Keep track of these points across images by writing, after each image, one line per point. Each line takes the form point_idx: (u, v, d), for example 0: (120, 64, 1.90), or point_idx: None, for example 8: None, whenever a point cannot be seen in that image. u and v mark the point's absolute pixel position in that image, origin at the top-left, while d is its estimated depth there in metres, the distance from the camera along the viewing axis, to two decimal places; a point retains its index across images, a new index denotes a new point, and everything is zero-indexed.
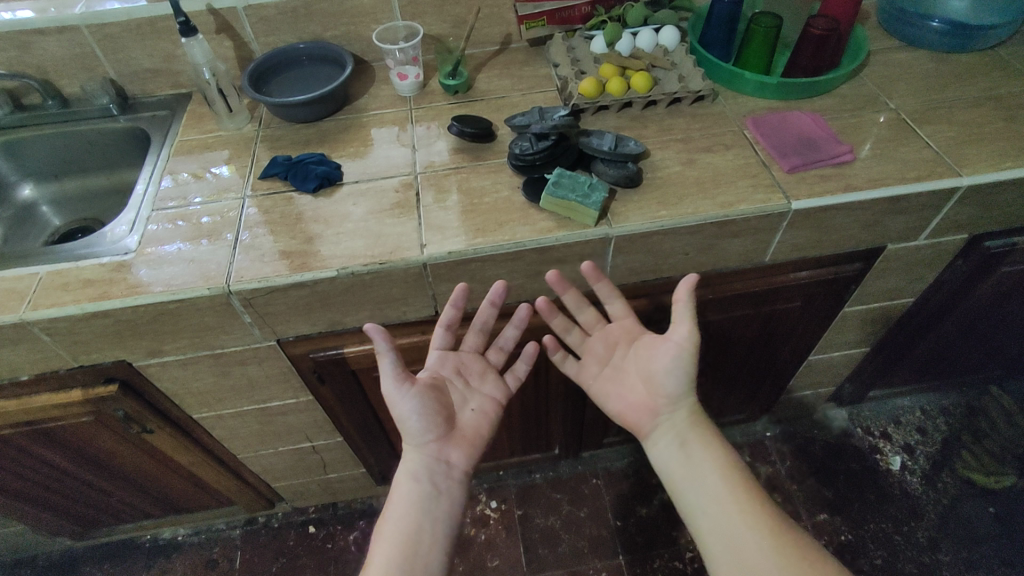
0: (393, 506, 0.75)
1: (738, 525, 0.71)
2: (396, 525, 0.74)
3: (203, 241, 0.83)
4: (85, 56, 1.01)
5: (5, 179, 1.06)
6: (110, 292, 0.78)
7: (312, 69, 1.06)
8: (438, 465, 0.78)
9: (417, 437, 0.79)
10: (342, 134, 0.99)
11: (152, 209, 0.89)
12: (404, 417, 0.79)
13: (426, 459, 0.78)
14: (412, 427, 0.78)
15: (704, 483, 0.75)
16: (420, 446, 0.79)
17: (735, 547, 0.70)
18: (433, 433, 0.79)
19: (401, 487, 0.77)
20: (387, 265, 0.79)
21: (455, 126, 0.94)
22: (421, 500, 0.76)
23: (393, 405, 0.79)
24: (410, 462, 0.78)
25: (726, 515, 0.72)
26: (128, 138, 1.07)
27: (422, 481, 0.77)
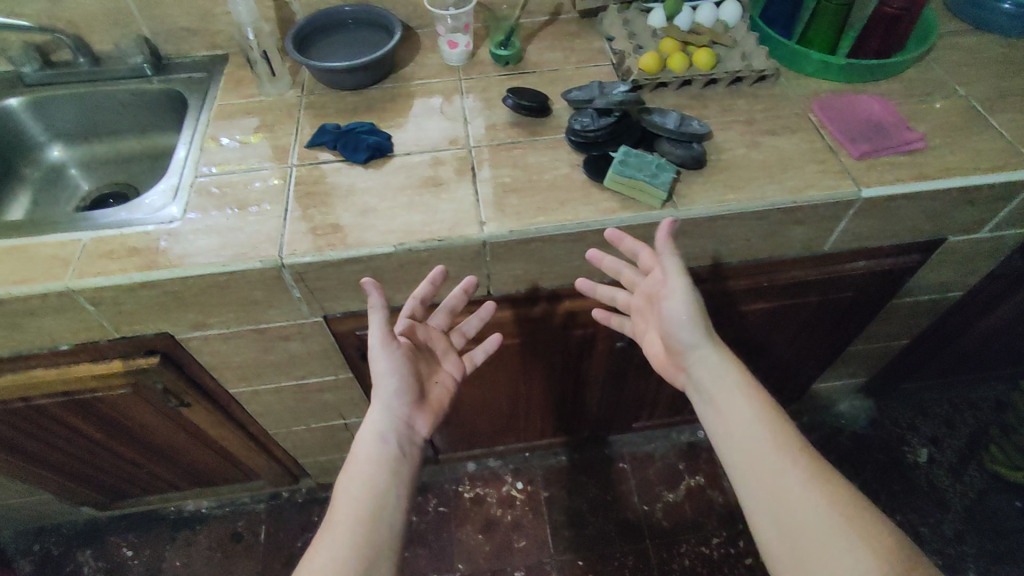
0: (355, 465, 0.70)
1: (784, 475, 0.66)
2: (359, 484, 0.68)
3: (251, 210, 0.80)
4: (119, 12, 0.96)
5: (33, 140, 1.01)
6: (158, 262, 0.75)
7: (356, 34, 1.01)
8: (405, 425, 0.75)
9: (391, 395, 0.75)
10: (389, 103, 0.95)
11: (194, 175, 0.85)
12: (383, 374, 0.75)
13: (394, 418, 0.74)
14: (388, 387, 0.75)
15: (746, 435, 0.70)
16: (388, 405, 0.75)
17: (783, 499, 0.65)
18: (404, 393, 0.75)
19: (364, 443, 0.72)
20: (445, 242, 0.76)
21: (511, 102, 0.90)
22: (388, 457, 0.71)
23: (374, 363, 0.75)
24: (376, 411, 0.74)
25: (771, 466, 0.67)
26: (162, 99, 1.02)
27: (388, 439, 0.72)
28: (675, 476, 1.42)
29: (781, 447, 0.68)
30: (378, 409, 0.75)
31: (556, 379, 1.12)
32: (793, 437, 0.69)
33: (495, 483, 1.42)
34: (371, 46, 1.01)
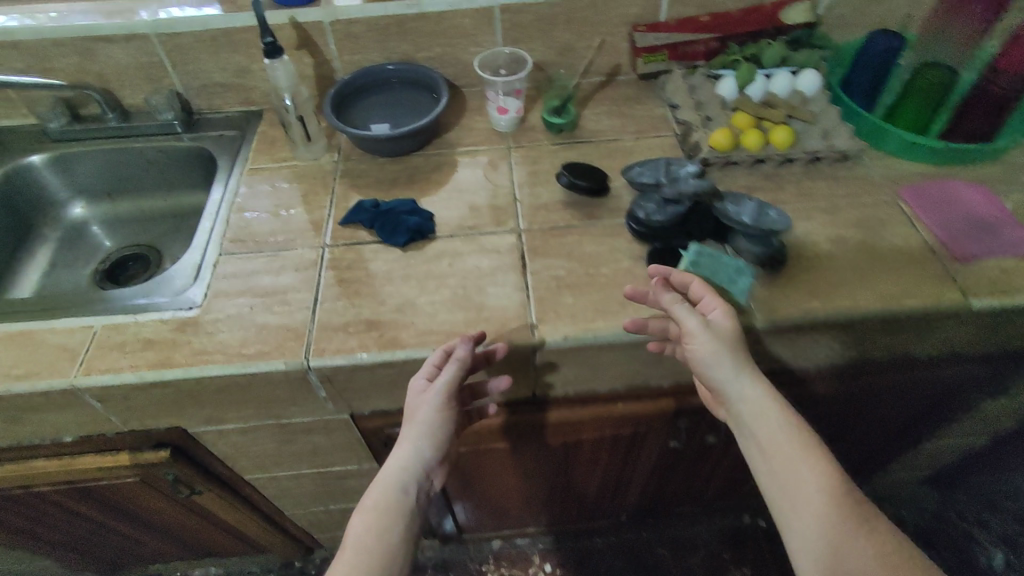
0: (370, 512, 0.61)
1: (785, 467, 0.60)
2: (369, 534, 0.60)
3: (277, 299, 0.72)
4: (151, 67, 0.91)
5: (54, 197, 0.96)
6: (173, 358, 0.68)
7: (400, 94, 0.95)
8: (424, 475, 0.65)
9: (421, 446, 0.65)
10: (432, 173, 0.87)
11: (218, 252, 0.78)
12: (421, 421, 0.65)
13: (417, 469, 0.64)
14: (419, 441, 0.65)
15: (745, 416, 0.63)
16: (416, 453, 0.65)
17: (786, 493, 0.60)
18: (431, 442, 0.66)
19: (381, 490, 0.63)
20: (490, 345, 0.68)
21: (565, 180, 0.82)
22: (407, 507, 0.62)
23: (416, 408, 0.65)
24: (400, 453, 0.65)
25: (774, 456, 0.61)
26: (191, 158, 0.96)
27: (410, 491, 0.63)
28: (719, 566, 1.30)
29: (780, 433, 0.61)
30: (402, 455, 0.64)
31: (599, 472, 1.02)
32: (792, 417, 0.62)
33: (522, 564, 1.31)
34: (414, 112, 0.94)
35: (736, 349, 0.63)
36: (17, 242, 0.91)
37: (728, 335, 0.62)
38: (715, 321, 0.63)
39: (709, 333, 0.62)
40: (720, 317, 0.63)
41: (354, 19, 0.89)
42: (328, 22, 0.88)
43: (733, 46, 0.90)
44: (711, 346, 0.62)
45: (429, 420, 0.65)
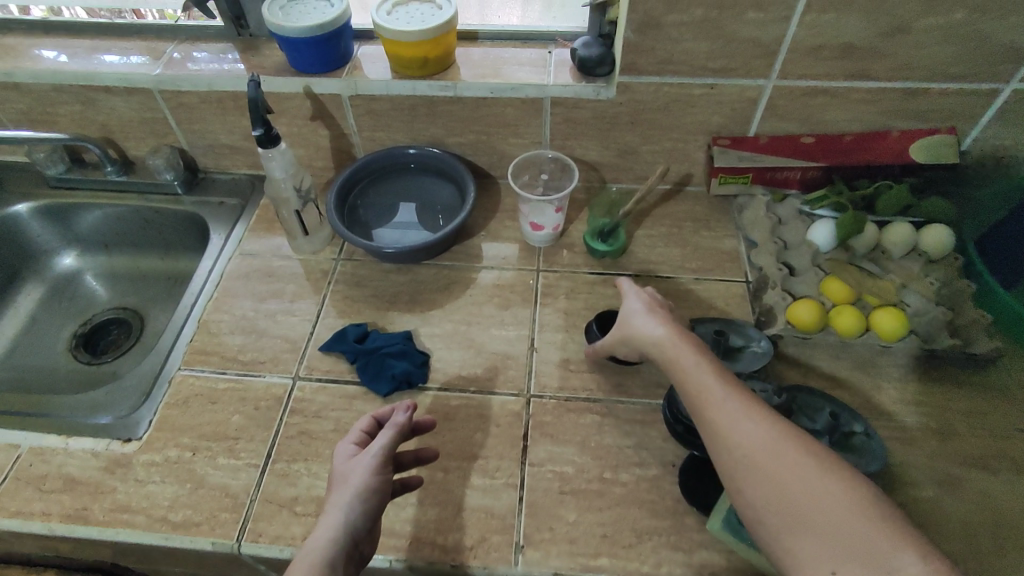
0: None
1: (751, 436, 0.45)
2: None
3: (224, 447, 0.61)
4: (154, 121, 0.83)
5: (44, 247, 0.90)
6: (90, 510, 0.57)
7: (421, 181, 0.82)
8: (354, 546, 0.47)
9: (351, 505, 0.47)
10: (442, 292, 0.73)
11: (177, 364, 0.67)
12: (356, 487, 0.48)
13: (348, 539, 0.46)
14: (347, 497, 0.48)
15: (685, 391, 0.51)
16: (347, 525, 0.47)
17: (762, 478, 0.44)
18: (370, 510, 0.48)
19: (306, 565, 0.44)
20: (459, 564, 0.53)
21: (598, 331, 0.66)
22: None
23: (348, 476, 0.49)
24: (329, 525, 0.46)
25: (728, 435, 0.46)
26: (188, 222, 0.87)
27: (339, 566, 0.45)
28: None
29: (723, 399, 0.48)
30: (330, 527, 0.46)
31: None
32: (731, 378, 0.51)
33: None
34: (435, 205, 0.81)
35: (652, 315, 0.57)
36: None
37: (637, 305, 0.59)
38: (628, 301, 0.60)
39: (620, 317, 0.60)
40: (636, 299, 0.60)
41: (378, 94, 0.76)
42: (348, 96, 0.76)
43: (839, 184, 0.72)
44: (620, 329, 0.59)
45: (365, 485, 0.48)
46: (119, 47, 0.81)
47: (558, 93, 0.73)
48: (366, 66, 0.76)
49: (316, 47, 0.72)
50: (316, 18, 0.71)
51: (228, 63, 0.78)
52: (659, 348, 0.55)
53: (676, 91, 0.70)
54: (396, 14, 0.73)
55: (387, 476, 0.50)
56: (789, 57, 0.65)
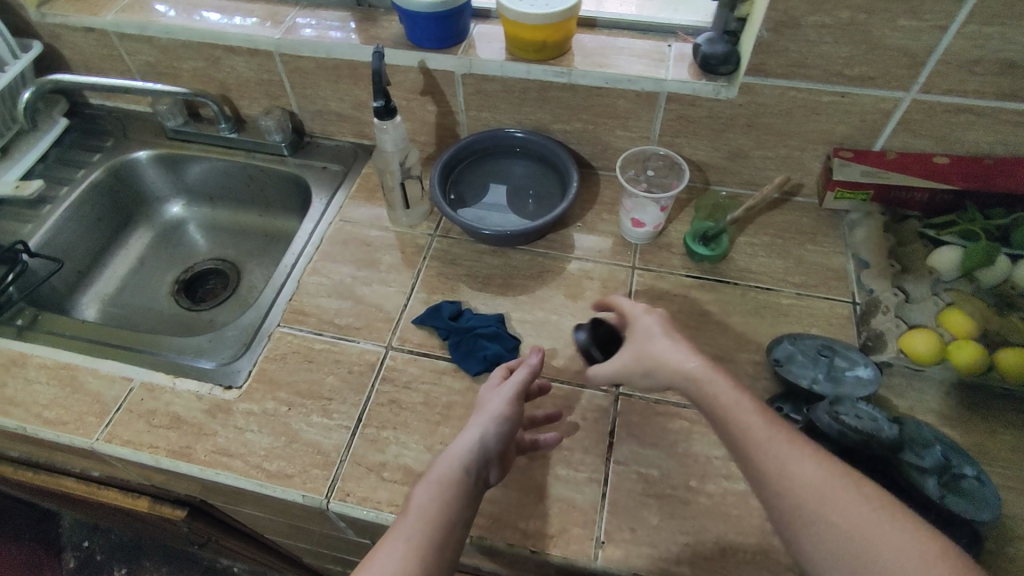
0: (431, 487, 0.49)
1: (804, 477, 0.45)
2: (427, 522, 0.47)
3: (318, 406, 0.63)
4: (271, 84, 0.85)
5: (156, 193, 0.95)
6: (193, 449, 0.60)
7: (522, 166, 0.82)
8: (488, 461, 0.52)
9: (490, 424, 0.54)
10: (534, 278, 0.73)
11: (278, 320, 0.70)
12: (491, 412, 0.55)
13: (482, 453, 0.52)
14: (486, 418, 0.54)
15: (724, 426, 0.49)
16: (486, 440, 0.53)
17: (824, 521, 0.43)
18: (502, 433, 0.54)
19: (447, 463, 0.51)
20: (538, 551, 0.54)
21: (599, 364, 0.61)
22: (469, 494, 0.50)
23: (487, 405, 0.56)
24: (468, 441, 0.52)
25: (777, 473, 0.45)
26: (290, 183, 0.90)
27: (473, 471, 0.51)
28: None
29: (768, 434, 0.47)
30: (470, 441, 0.52)
31: None
32: (769, 411, 0.49)
33: None
34: (528, 192, 0.81)
35: (676, 340, 0.55)
36: (112, 236, 0.92)
37: (657, 329, 0.57)
38: (642, 322, 0.58)
39: (637, 339, 0.57)
40: (651, 320, 0.58)
41: (491, 75, 0.76)
42: (461, 73, 0.77)
43: (972, 209, 0.67)
44: (638, 353, 0.56)
45: (500, 411, 0.54)
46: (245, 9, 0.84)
47: (675, 89, 0.71)
48: (481, 45, 0.77)
49: (438, 22, 0.73)
50: None
51: (347, 31, 0.80)
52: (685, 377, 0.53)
53: (803, 95, 0.68)
54: None
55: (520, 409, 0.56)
56: (935, 69, 0.61)
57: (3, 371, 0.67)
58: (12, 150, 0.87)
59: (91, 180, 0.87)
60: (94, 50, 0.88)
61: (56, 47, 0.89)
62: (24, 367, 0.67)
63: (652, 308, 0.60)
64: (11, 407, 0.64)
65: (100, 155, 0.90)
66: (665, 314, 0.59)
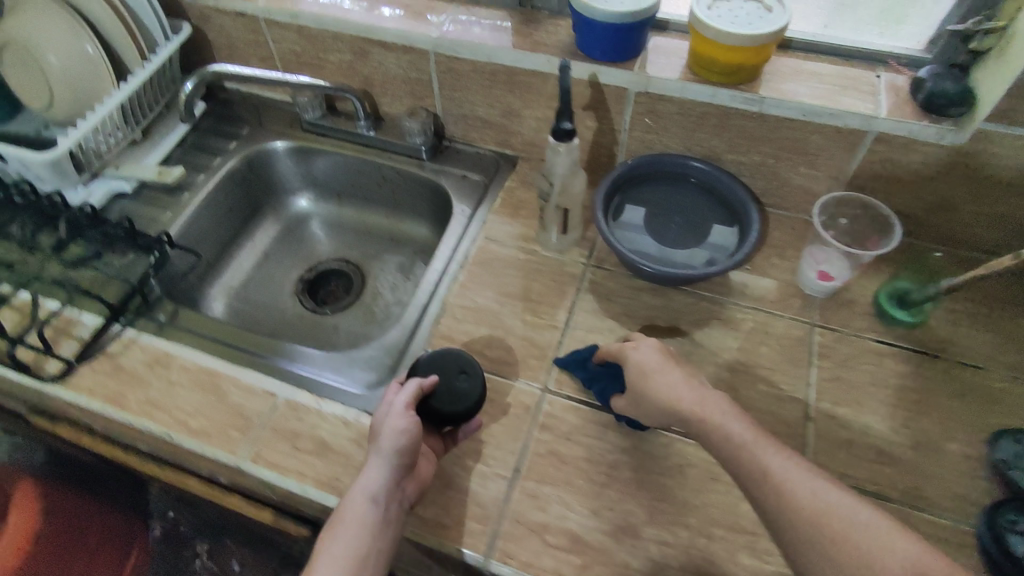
0: (342, 528, 0.52)
1: (805, 494, 0.46)
2: (343, 565, 0.51)
3: (473, 451, 0.59)
4: (418, 83, 0.80)
5: (286, 185, 0.93)
6: (342, 483, 0.58)
7: (693, 198, 0.73)
8: (396, 490, 0.53)
9: (390, 450, 0.53)
10: (699, 326, 0.67)
11: (424, 345, 0.67)
12: (387, 436, 0.54)
13: (388, 487, 0.53)
14: (385, 448, 0.54)
15: (721, 450, 0.51)
16: (389, 471, 0.53)
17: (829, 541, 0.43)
18: (405, 461, 0.53)
19: (356, 500, 0.52)
20: None
21: (443, 410, 0.58)
22: (382, 524, 0.52)
23: (381, 432, 0.55)
24: (370, 480, 0.53)
25: (784, 492, 0.46)
26: (426, 189, 0.86)
27: (380, 503, 0.52)
28: None
29: (765, 454, 0.49)
30: (372, 478, 0.53)
31: None
32: (765, 434, 0.51)
33: None
34: (670, 220, 0.72)
35: (668, 375, 0.55)
36: (240, 227, 0.90)
37: (649, 365, 0.57)
38: (634, 358, 0.57)
39: (632, 378, 0.57)
40: (645, 353, 0.58)
41: (670, 96, 0.69)
42: (635, 91, 0.70)
43: None
44: (634, 392, 0.56)
45: (395, 433, 0.54)
46: (400, 2, 0.78)
47: (888, 129, 0.63)
48: (659, 61, 0.69)
49: (619, 34, 0.66)
50: (630, 2, 0.65)
51: (512, 36, 0.73)
52: (675, 407, 0.53)
53: None
54: (716, 8, 0.64)
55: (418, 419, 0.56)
56: None
57: (149, 370, 0.65)
58: (151, 133, 0.86)
59: (228, 169, 0.85)
60: (239, 34, 0.84)
61: (202, 29, 0.86)
62: (168, 368, 0.66)
63: (648, 342, 0.59)
64: (157, 412, 0.62)
65: (236, 143, 0.88)
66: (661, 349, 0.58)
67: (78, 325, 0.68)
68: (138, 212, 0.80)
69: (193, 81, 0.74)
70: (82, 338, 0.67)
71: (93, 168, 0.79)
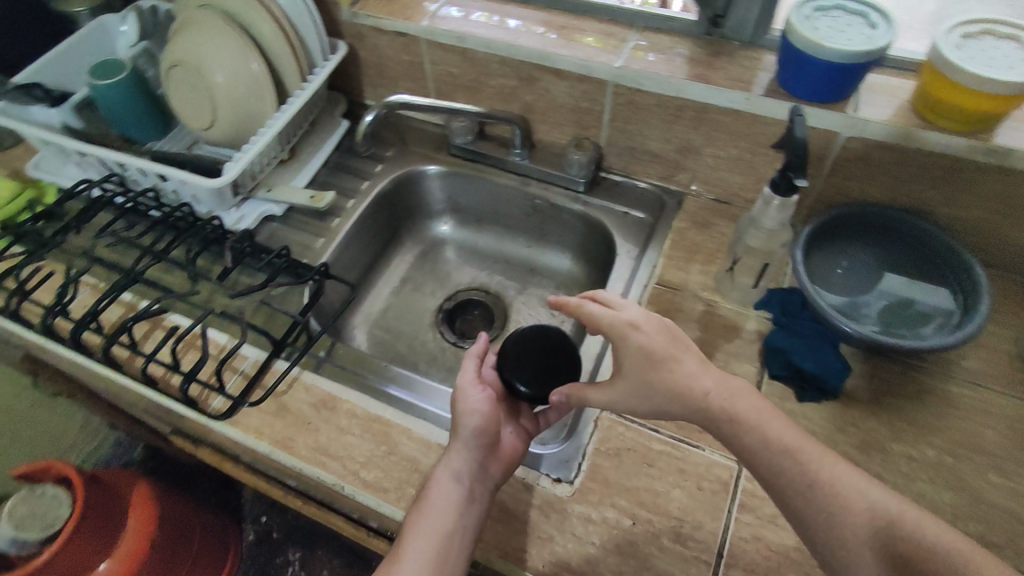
0: (426, 506, 0.51)
1: (860, 505, 0.41)
2: (432, 543, 0.49)
3: (670, 528, 0.53)
4: (587, 113, 0.75)
5: (429, 208, 0.90)
6: (529, 556, 0.52)
7: (895, 252, 0.68)
8: (480, 470, 0.53)
9: (468, 428, 0.54)
10: (915, 400, 0.60)
11: (602, 404, 0.61)
12: (466, 414, 0.55)
13: (471, 465, 0.53)
14: (467, 427, 0.54)
15: (755, 455, 0.45)
16: (472, 450, 0.53)
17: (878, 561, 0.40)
18: (484, 439, 0.54)
19: (441, 477, 0.52)
20: None
21: (526, 391, 0.58)
22: (468, 502, 0.51)
23: (460, 413, 0.56)
24: (455, 460, 0.53)
25: (843, 504, 0.41)
26: (577, 221, 0.82)
27: (463, 480, 0.52)
28: None
29: (824, 461, 0.43)
30: (454, 457, 0.53)
31: None
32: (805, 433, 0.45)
33: None
34: (839, 260, 0.69)
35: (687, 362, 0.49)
36: (381, 252, 0.87)
37: (659, 350, 0.49)
38: (635, 343, 0.50)
39: (640, 372, 0.49)
40: (651, 337, 0.50)
41: (890, 141, 0.61)
42: (846, 134, 0.63)
43: None
44: (640, 382, 0.49)
45: (472, 412, 0.55)
46: (573, 27, 0.74)
47: None
48: (874, 102, 0.62)
49: (839, 74, 0.58)
50: (860, 40, 0.56)
51: (703, 68, 0.67)
52: (709, 400, 0.47)
53: None
54: (967, 48, 0.55)
55: (490, 395, 0.58)
56: None
57: (316, 412, 0.62)
58: (298, 152, 0.83)
59: (376, 192, 0.82)
60: (396, 55, 0.81)
61: (355, 47, 0.84)
62: (335, 412, 0.62)
63: (631, 314, 0.52)
64: (328, 459, 0.59)
65: (383, 166, 0.85)
66: (663, 327, 0.51)
67: (241, 358, 0.66)
68: (288, 237, 0.77)
69: (371, 112, 0.73)
70: (245, 373, 0.65)
71: (247, 190, 0.77)
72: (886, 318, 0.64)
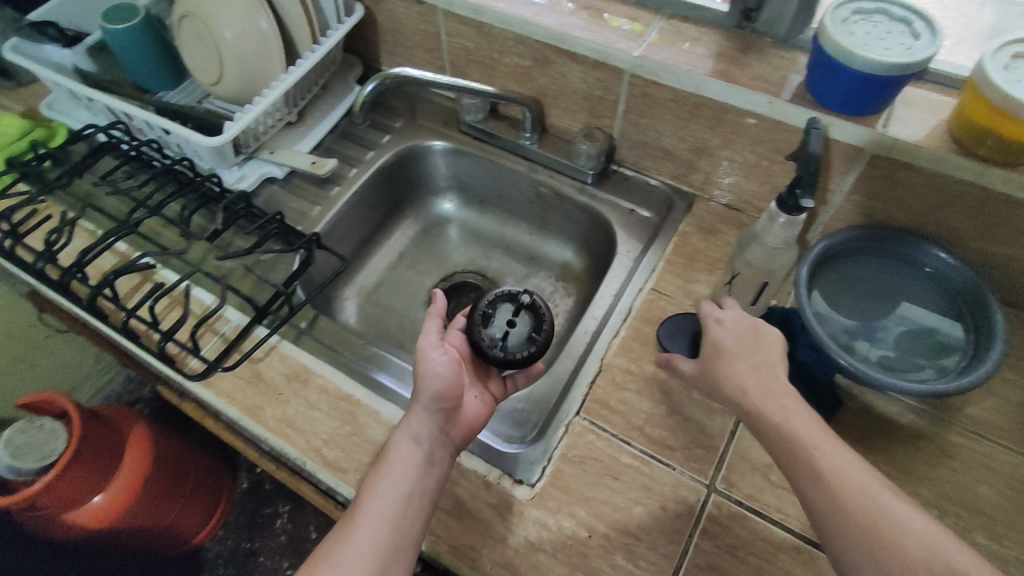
0: (385, 466, 0.49)
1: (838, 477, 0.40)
2: (393, 500, 0.47)
3: (624, 546, 0.51)
4: (601, 102, 0.72)
5: (433, 184, 0.88)
6: (477, 555, 0.52)
7: (907, 281, 0.63)
8: (441, 433, 0.52)
9: (428, 395, 0.53)
10: (905, 443, 0.56)
11: (576, 409, 0.59)
12: (425, 378, 0.53)
13: (431, 429, 0.52)
14: (426, 391, 0.53)
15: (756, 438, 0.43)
16: (431, 416, 0.52)
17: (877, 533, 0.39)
18: (445, 404, 0.53)
19: (401, 438, 0.51)
20: None
21: (499, 354, 0.56)
22: (427, 464, 0.50)
23: (419, 377, 0.53)
24: (415, 423, 0.52)
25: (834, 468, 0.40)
26: (581, 214, 0.79)
27: (423, 443, 0.51)
28: None
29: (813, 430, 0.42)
30: (413, 421, 0.52)
31: None
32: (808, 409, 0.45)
33: None
34: (849, 282, 0.64)
35: None
36: (381, 225, 0.86)
37: (727, 344, 0.49)
38: (712, 334, 0.50)
39: (706, 356, 0.50)
40: (729, 333, 0.50)
41: (918, 163, 0.57)
42: (874, 153, 0.58)
43: None
44: (706, 370, 0.49)
45: (433, 376, 0.53)
46: (595, 7, 0.69)
47: None
48: (906, 119, 0.57)
49: (872, 86, 0.53)
50: (898, 50, 0.51)
51: (727, 64, 0.62)
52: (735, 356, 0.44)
53: None
54: (1017, 70, 0.50)
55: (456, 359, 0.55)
56: None
57: (288, 383, 0.62)
58: (306, 115, 0.82)
59: (379, 164, 0.81)
60: (413, 23, 0.78)
61: (372, 12, 0.81)
62: (307, 386, 0.62)
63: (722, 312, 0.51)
64: (294, 432, 0.58)
65: (390, 137, 0.83)
66: (746, 325, 0.50)
67: (222, 320, 0.66)
68: (286, 203, 0.77)
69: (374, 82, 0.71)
70: (224, 337, 0.65)
71: (249, 150, 0.76)
72: (893, 349, 0.60)
